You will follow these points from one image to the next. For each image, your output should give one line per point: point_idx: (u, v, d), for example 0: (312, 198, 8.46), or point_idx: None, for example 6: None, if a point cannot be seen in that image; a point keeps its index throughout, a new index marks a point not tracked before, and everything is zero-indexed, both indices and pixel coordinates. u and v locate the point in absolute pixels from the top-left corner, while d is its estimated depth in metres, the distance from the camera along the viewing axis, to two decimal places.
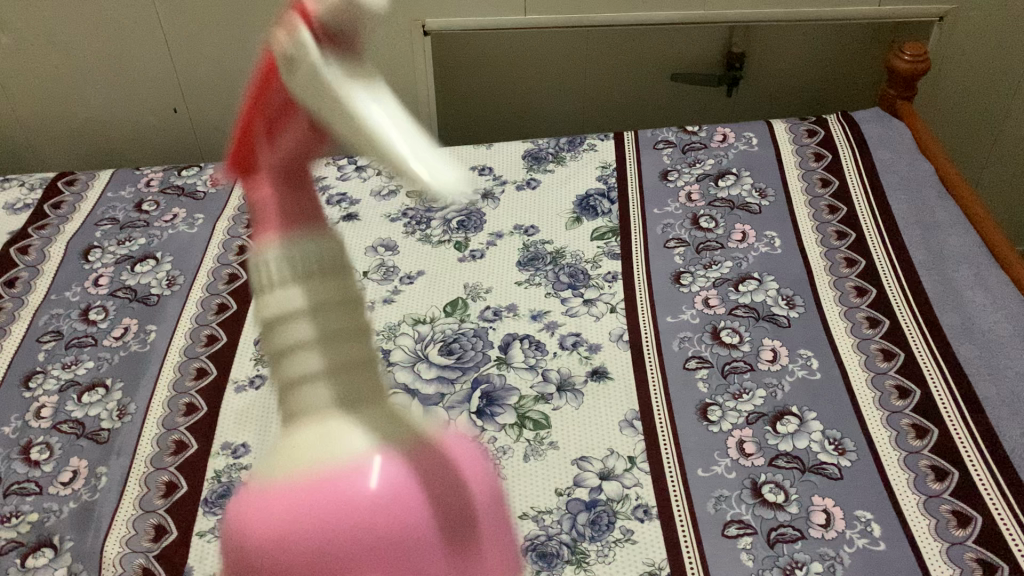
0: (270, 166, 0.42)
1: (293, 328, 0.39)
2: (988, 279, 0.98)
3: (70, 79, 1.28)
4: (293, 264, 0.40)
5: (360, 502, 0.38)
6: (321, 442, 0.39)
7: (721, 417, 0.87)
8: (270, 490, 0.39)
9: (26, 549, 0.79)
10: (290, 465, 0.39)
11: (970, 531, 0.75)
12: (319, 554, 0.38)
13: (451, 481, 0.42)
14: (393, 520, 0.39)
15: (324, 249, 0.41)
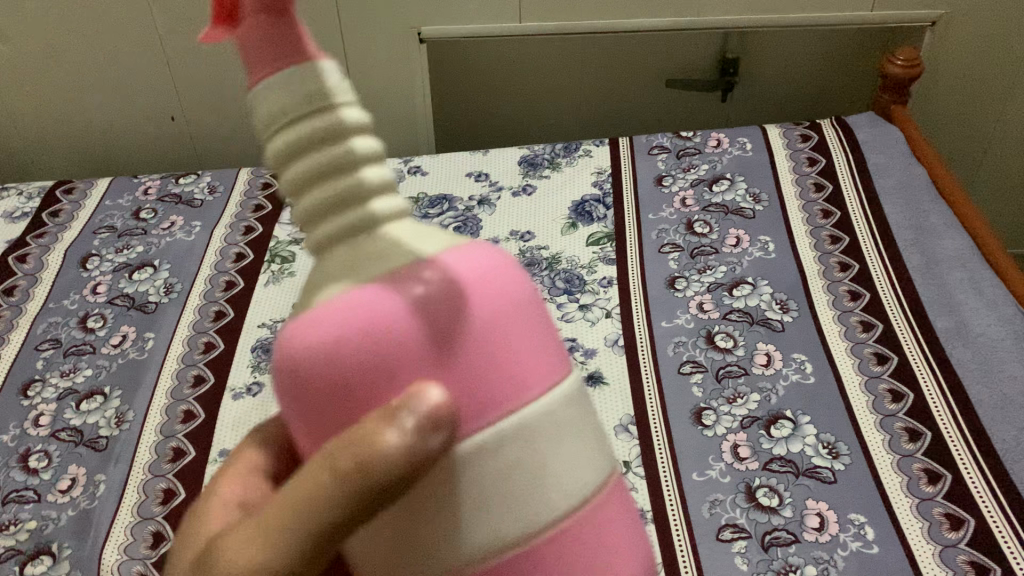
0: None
1: (314, 138, 0.33)
2: (981, 283, 0.98)
3: (67, 88, 1.29)
4: (305, 82, 0.34)
5: (407, 308, 0.32)
6: (364, 246, 0.33)
7: (715, 422, 0.88)
8: (303, 315, 0.33)
9: (25, 557, 0.80)
10: (326, 283, 0.33)
11: (963, 534, 0.75)
12: (365, 380, 0.32)
13: (505, 276, 0.36)
14: (448, 321, 0.33)
15: (323, 80, 0.34)
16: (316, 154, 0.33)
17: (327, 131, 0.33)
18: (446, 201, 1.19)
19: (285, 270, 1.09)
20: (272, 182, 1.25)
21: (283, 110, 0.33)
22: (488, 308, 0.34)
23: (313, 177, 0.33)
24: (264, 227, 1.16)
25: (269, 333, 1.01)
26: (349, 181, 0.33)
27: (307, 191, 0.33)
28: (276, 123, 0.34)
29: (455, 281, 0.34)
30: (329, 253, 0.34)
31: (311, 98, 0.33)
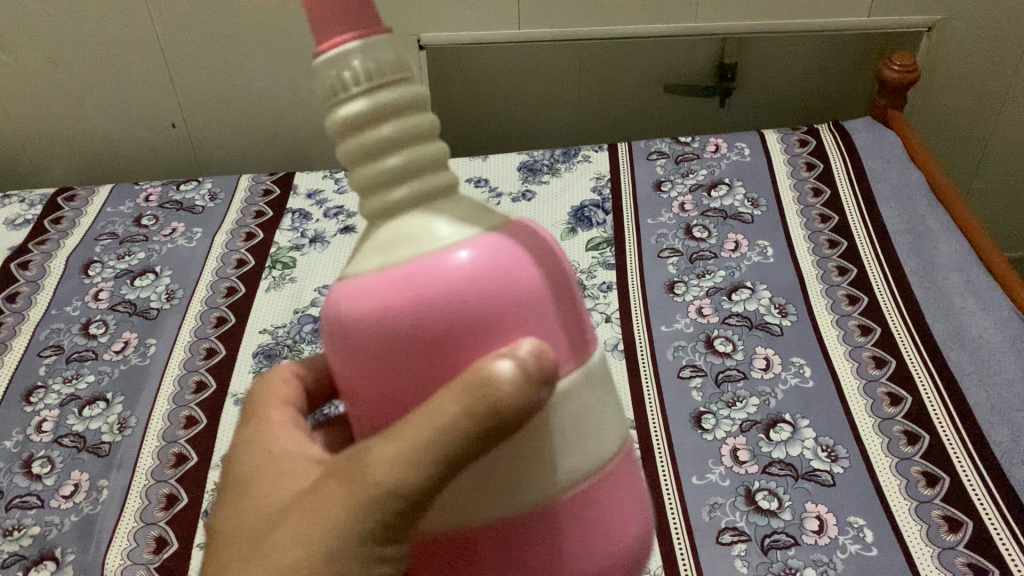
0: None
1: (371, 113, 0.35)
2: (978, 286, 0.99)
3: (69, 96, 1.30)
4: (366, 59, 0.35)
5: (455, 279, 0.34)
6: (413, 219, 0.35)
7: (715, 426, 0.88)
8: (358, 280, 0.35)
9: (29, 562, 0.80)
10: (376, 249, 0.35)
11: (961, 536, 0.76)
12: (416, 343, 0.34)
13: (550, 256, 0.37)
14: (497, 293, 0.34)
15: (393, 51, 0.36)
16: (374, 126, 0.35)
17: (386, 108, 0.35)
18: None
19: (285, 276, 1.10)
20: (272, 188, 1.25)
21: (354, 78, 0.35)
22: (533, 283, 0.35)
23: (368, 149, 0.35)
24: (265, 233, 1.17)
25: (270, 338, 1.01)
26: (405, 155, 0.35)
27: (362, 161, 0.35)
28: (337, 95, 0.35)
29: (503, 254, 0.35)
30: (382, 223, 0.36)
31: (372, 74, 0.35)
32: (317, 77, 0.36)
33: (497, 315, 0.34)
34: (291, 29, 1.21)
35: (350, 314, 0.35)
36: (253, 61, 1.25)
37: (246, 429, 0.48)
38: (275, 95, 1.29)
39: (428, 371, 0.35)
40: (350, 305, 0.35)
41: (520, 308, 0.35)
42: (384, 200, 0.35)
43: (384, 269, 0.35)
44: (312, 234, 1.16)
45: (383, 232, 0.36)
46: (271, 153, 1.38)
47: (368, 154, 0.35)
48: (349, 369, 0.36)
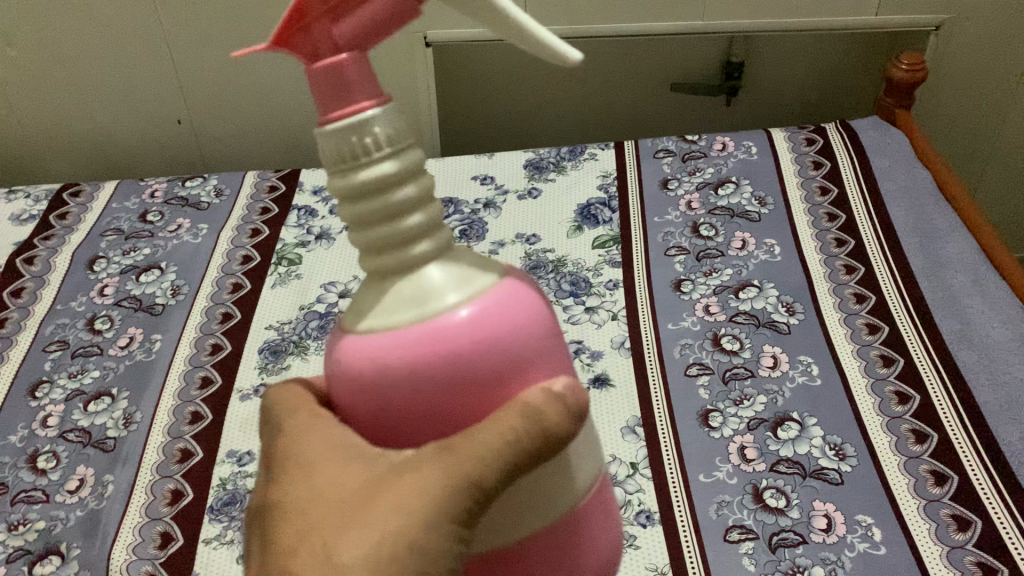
0: (345, 34, 0.39)
1: (393, 180, 0.38)
2: (986, 285, 0.99)
3: (74, 92, 1.29)
4: (384, 127, 0.38)
5: (480, 335, 0.38)
6: (428, 279, 0.39)
7: (722, 424, 0.88)
8: (366, 336, 0.39)
9: (34, 557, 0.80)
10: (400, 303, 0.38)
11: (970, 535, 0.75)
12: (444, 392, 0.38)
13: (539, 305, 0.41)
14: (514, 344, 0.39)
15: (400, 120, 0.39)
16: (395, 192, 0.38)
17: (405, 175, 0.38)
18: (451, 205, 1.19)
19: (291, 272, 1.10)
20: (278, 185, 1.25)
21: (373, 145, 0.38)
22: (539, 327, 0.40)
23: (390, 213, 0.38)
24: (271, 230, 1.16)
25: (276, 335, 1.01)
26: (421, 217, 0.39)
27: (381, 224, 0.38)
28: (353, 161, 0.38)
29: (515, 306, 0.39)
30: (396, 279, 0.39)
31: (389, 142, 0.38)
32: (324, 142, 0.38)
33: (513, 361, 0.39)
34: None
35: (377, 365, 0.38)
36: (259, 57, 1.25)
37: (290, 424, 0.46)
38: (280, 91, 1.29)
39: (454, 413, 0.39)
40: (376, 358, 0.38)
41: (530, 351, 0.39)
42: (409, 259, 0.38)
43: (409, 322, 0.38)
44: (318, 231, 1.16)
45: (404, 286, 0.39)
46: (275, 150, 1.37)
47: (386, 219, 0.38)
48: (370, 412, 0.39)
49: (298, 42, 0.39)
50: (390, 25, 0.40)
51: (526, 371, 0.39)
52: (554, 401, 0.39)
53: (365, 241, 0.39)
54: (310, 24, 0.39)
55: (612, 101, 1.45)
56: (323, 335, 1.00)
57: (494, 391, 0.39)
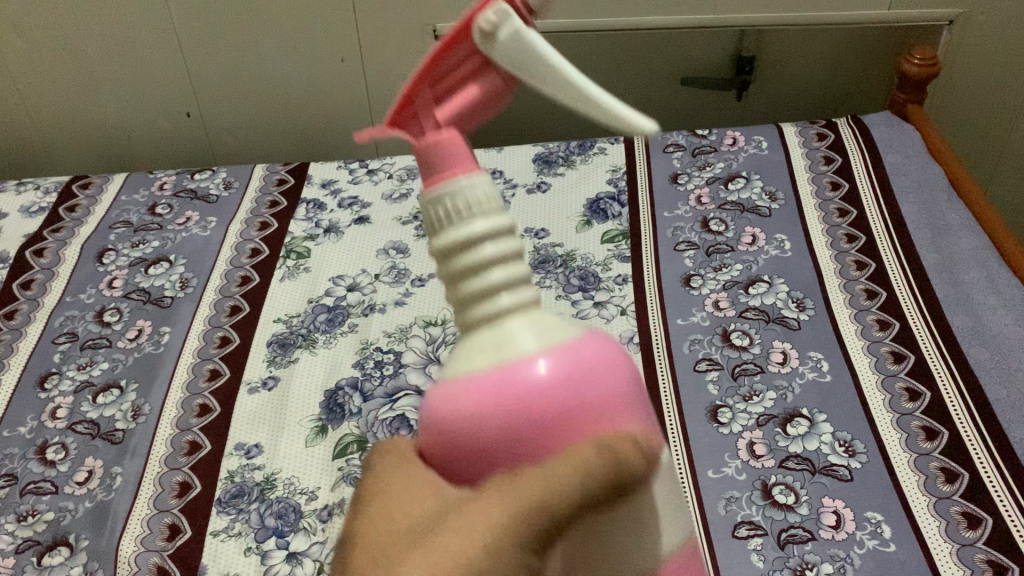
0: (447, 115, 0.45)
1: (478, 234, 0.41)
2: (998, 282, 0.98)
3: (84, 85, 1.29)
4: (473, 192, 0.42)
5: (558, 379, 0.40)
6: (512, 333, 0.41)
7: (731, 419, 0.88)
8: (454, 385, 0.41)
9: (43, 548, 0.81)
10: (478, 353, 0.41)
11: (980, 533, 0.75)
12: (521, 432, 0.40)
13: (622, 367, 0.42)
14: (596, 399, 0.40)
15: (484, 188, 0.43)
16: (479, 246, 0.41)
17: (491, 230, 0.41)
18: None
19: (300, 265, 1.09)
20: (287, 178, 1.25)
21: (457, 210, 0.42)
22: (619, 378, 0.41)
23: (473, 268, 0.41)
24: (279, 223, 1.16)
25: (285, 328, 1.01)
26: (506, 271, 0.41)
27: (467, 277, 0.41)
28: (442, 227, 0.42)
29: (598, 364, 0.41)
30: (482, 330, 0.41)
31: (480, 204, 0.42)
32: (426, 208, 0.43)
33: (593, 406, 0.40)
34: (306, 18, 1.20)
35: (465, 410, 0.40)
36: (269, 50, 1.24)
37: (389, 463, 0.50)
38: (290, 85, 1.28)
39: (533, 452, 0.40)
40: (457, 400, 0.41)
41: (611, 400, 0.41)
42: (490, 308, 0.41)
43: (490, 368, 0.40)
44: (326, 224, 1.15)
45: (486, 336, 0.41)
46: (284, 143, 1.37)
47: (474, 273, 0.41)
48: (452, 454, 0.42)
49: (408, 125, 0.46)
50: (485, 107, 0.46)
51: (607, 416, 0.40)
52: (630, 445, 0.40)
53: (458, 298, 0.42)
54: (417, 110, 0.45)
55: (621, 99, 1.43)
56: (332, 329, 1.00)
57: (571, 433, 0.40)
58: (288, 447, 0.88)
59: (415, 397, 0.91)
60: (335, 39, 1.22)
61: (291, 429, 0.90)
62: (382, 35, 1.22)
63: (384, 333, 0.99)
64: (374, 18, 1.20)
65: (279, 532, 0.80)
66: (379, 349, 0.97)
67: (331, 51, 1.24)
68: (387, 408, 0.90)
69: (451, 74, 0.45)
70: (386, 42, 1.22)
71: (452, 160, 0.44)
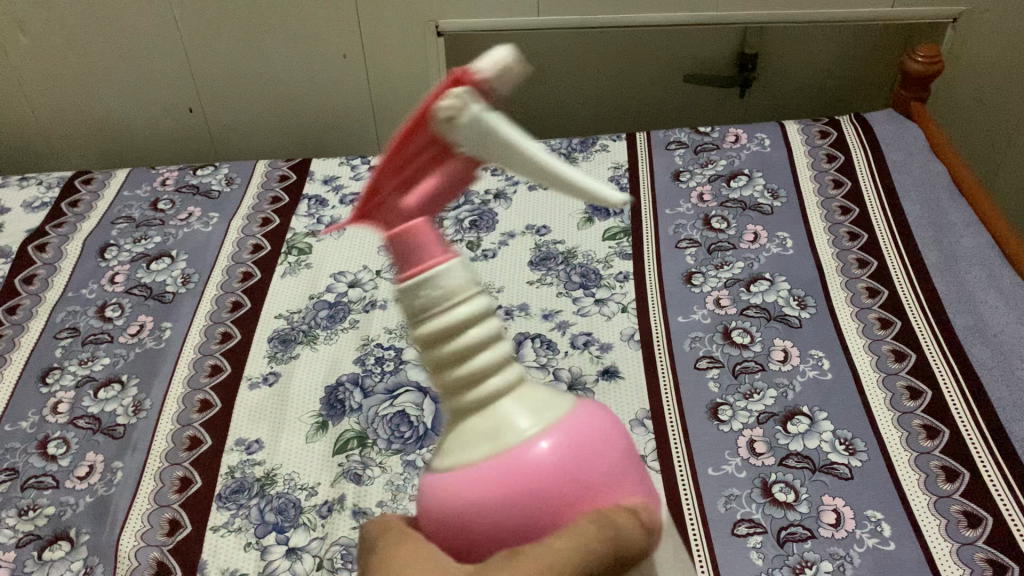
0: (411, 204, 0.44)
1: (462, 322, 0.40)
2: (1000, 281, 0.98)
3: (85, 80, 1.28)
4: (451, 279, 0.41)
5: (553, 459, 0.40)
6: (502, 416, 0.41)
7: (731, 417, 0.87)
8: (450, 473, 0.42)
9: (44, 542, 0.81)
10: (472, 441, 0.41)
11: (981, 531, 0.75)
12: (525, 516, 0.40)
13: (610, 435, 0.43)
14: (587, 474, 0.41)
15: (465, 274, 0.41)
16: (462, 335, 0.40)
17: (474, 315, 0.41)
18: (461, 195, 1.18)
19: (301, 262, 1.09)
20: (289, 174, 1.24)
21: (440, 296, 0.41)
22: (611, 449, 0.43)
23: (458, 357, 0.41)
24: (281, 219, 1.16)
25: (286, 324, 1.01)
26: (493, 356, 0.41)
27: (453, 366, 0.41)
28: (425, 313, 0.41)
29: (587, 439, 0.42)
30: (471, 416, 0.42)
31: (459, 290, 0.41)
32: (402, 300, 0.41)
33: (587, 483, 0.41)
34: (308, 13, 1.20)
35: (463, 499, 0.41)
36: (270, 45, 1.23)
37: (379, 543, 0.46)
38: (291, 80, 1.28)
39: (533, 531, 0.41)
40: (456, 486, 0.41)
41: (607, 474, 0.42)
42: (481, 395, 0.41)
43: (487, 454, 0.41)
44: (328, 220, 1.15)
45: (480, 423, 0.42)
46: (287, 139, 1.37)
47: (461, 364, 0.41)
48: (457, 535, 0.41)
49: (375, 217, 0.45)
50: (451, 194, 0.46)
51: (604, 491, 0.42)
52: (629, 517, 0.41)
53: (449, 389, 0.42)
54: (382, 201, 0.45)
55: (623, 94, 1.43)
56: (333, 325, 1.01)
57: (571, 511, 0.41)
58: (289, 443, 0.88)
59: (415, 393, 0.91)
60: (339, 37, 1.22)
61: (292, 426, 0.90)
62: (384, 31, 1.21)
63: (385, 329, 0.99)
64: (376, 16, 1.20)
65: (279, 527, 0.80)
66: (380, 345, 0.98)
67: (335, 48, 1.24)
68: (387, 405, 0.91)
69: (412, 164, 0.45)
70: (388, 37, 1.22)
71: (422, 246, 0.42)
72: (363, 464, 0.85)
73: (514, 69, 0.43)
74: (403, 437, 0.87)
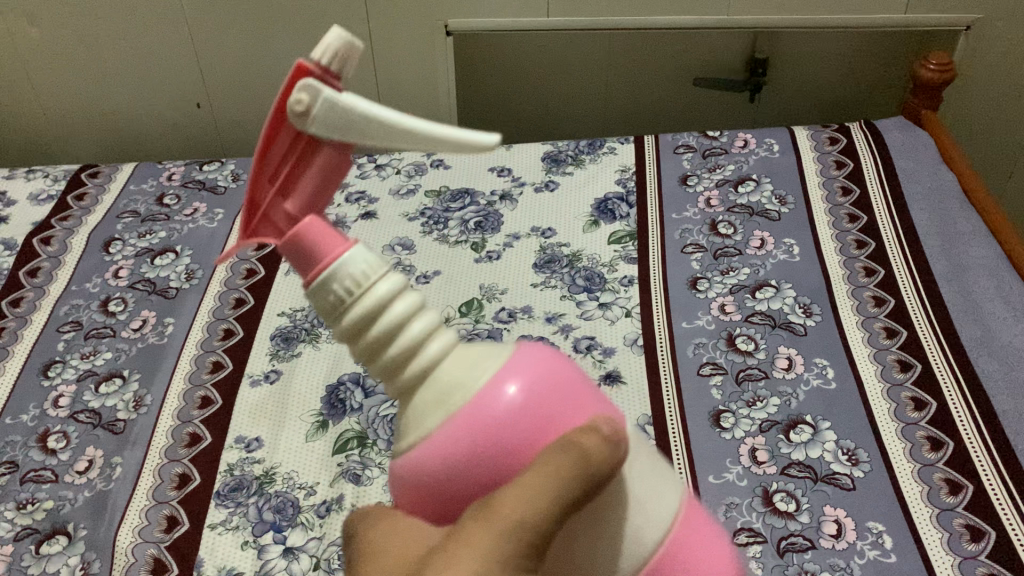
0: (292, 206, 0.45)
1: (383, 300, 0.40)
2: (1008, 292, 0.97)
3: (93, 75, 1.27)
4: (356, 265, 0.41)
5: (494, 413, 0.40)
6: (446, 374, 0.41)
7: (734, 425, 0.87)
8: (412, 452, 0.41)
9: (41, 536, 0.81)
10: (427, 411, 0.41)
11: (983, 546, 0.74)
12: (493, 470, 0.40)
13: (554, 370, 0.43)
14: (540, 415, 0.41)
15: (372, 253, 0.42)
16: (385, 314, 0.40)
17: (392, 291, 0.40)
18: (468, 195, 1.17)
19: None
20: None
21: (361, 275, 0.40)
22: (552, 384, 0.42)
23: (389, 327, 0.40)
24: None
25: (289, 322, 1.01)
26: (420, 324, 0.41)
27: (386, 344, 0.40)
28: (353, 292, 0.40)
29: (533, 378, 0.41)
30: (419, 389, 0.41)
31: (369, 272, 0.41)
32: (319, 298, 0.41)
33: (541, 422, 0.41)
34: (317, 10, 1.19)
35: (432, 472, 0.41)
36: (279, 41, 1.22)
37: (362, 530, 0.46)
38: None
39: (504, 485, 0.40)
40: (419, 469, 0.41)
41: (553, 413, 0.41)
42: (420, 361, 0.41)
43: (439, 423, 0.41)
44: (334, 219, 1.15)
45: (427, 394, 0.41)
46: None
47: (390, 339, 0.40)
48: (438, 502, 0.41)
49: (265, 231, 0.46)
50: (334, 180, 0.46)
51: (561, 423, 0.41)
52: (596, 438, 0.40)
53: (387, 371, 0.41)
54: (267, 212, 0.45)
55: (633, 98, 1.41)
56: None
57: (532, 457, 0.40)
58: (289, 442, 0.88)
59: None
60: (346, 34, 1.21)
61: (292, 424, 0.89)
62: (393, 29, 1.21)
63: None
64: (385, 14, 1.19)
65: (277, 526, 0.80)
66: None
67: None
68: (389, 405, 0.90)
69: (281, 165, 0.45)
70: (397, 35, 1.21)
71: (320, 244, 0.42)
72: (362, 464, 0.85)
73: (353, 47, 0.43)
74: None
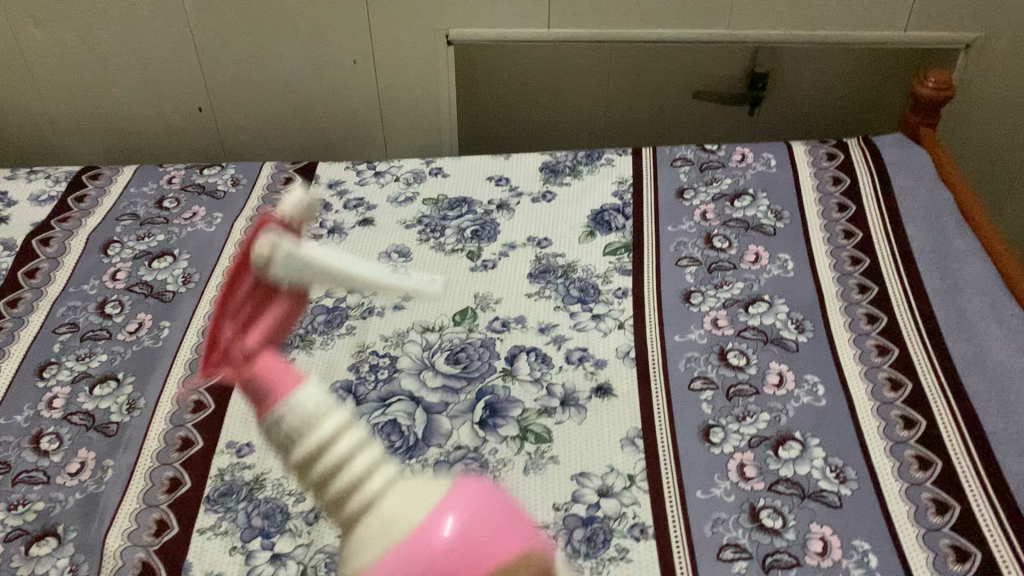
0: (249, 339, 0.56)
1: (330, 436, 0.46)
2: (1001, 311, 0.97)
3: (95, 78, 1.27)
4: (307, 404, 0.47)
5: (431, 544, 0.45)
6: (390, 509, 0.46)
7: (723, 440, 0.87)
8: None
9: (31, 537, 0.81)
10: (369, 541, 0.45)
11: (969, 567, 0.74)
12: None
13: (484, 509, 0.48)
14: (471, 547, 0.46)
15: (325, 397, 0.48)
16: (332, 446, 0.46)
17: (340, 427, 0.46)
18: (465, 204, 1.18)
19: None
20: (295, 177, 1.23)
21: (315, 416, 0.46)
22: (483, 523, 0.47)
23: (339, 460, 0.46)
24: None
25: None
26: (362, 458, 0.46)
27: (332, 477, 0.46)
28: (307, 431, 0.46)
29: (466, 515, 0.47)
30: (363, 519, 0.46)
31: (318, 410, 0.47)
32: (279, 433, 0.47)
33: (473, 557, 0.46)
34: (319, 18, 1.20)
35: None
36: (282, 47, 1.23)
37: None
38: (300, 82, 1.27)
39: None
40: None
41: (485, 549, 0.46)
42: (364, 494, 0.46)
43: (380, 553, 0.45)
44: (331, 225, 1.15)
45: (369, 526, 0.45)
46: (295, 142, 1.35)
47: (334, 473, 0.46)
48: None
49: (227, 362, 0.56)
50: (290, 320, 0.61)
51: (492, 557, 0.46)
52: None
53: (331, 500, 0.46)
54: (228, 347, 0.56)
55: (635, 105, 1.42)
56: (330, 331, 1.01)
57: None
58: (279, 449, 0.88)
59: (408, 403, 0.92)
60: (349, 38, 1.21)
61: None
62: (394, 38, 1.21)
63: (382, 336, 1.00)
64: (387, 23, 1.20)
65: (265, 532, 0.81)
66: (375, 352, 0.98)
67: (345, 50, 1.23)
68: (380, 413, 0.91)
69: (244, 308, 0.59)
70: (399, 44, 1.22)
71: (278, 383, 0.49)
72: None
73: (311, 206, 0.63)
74: (393, 446, 0.88)
